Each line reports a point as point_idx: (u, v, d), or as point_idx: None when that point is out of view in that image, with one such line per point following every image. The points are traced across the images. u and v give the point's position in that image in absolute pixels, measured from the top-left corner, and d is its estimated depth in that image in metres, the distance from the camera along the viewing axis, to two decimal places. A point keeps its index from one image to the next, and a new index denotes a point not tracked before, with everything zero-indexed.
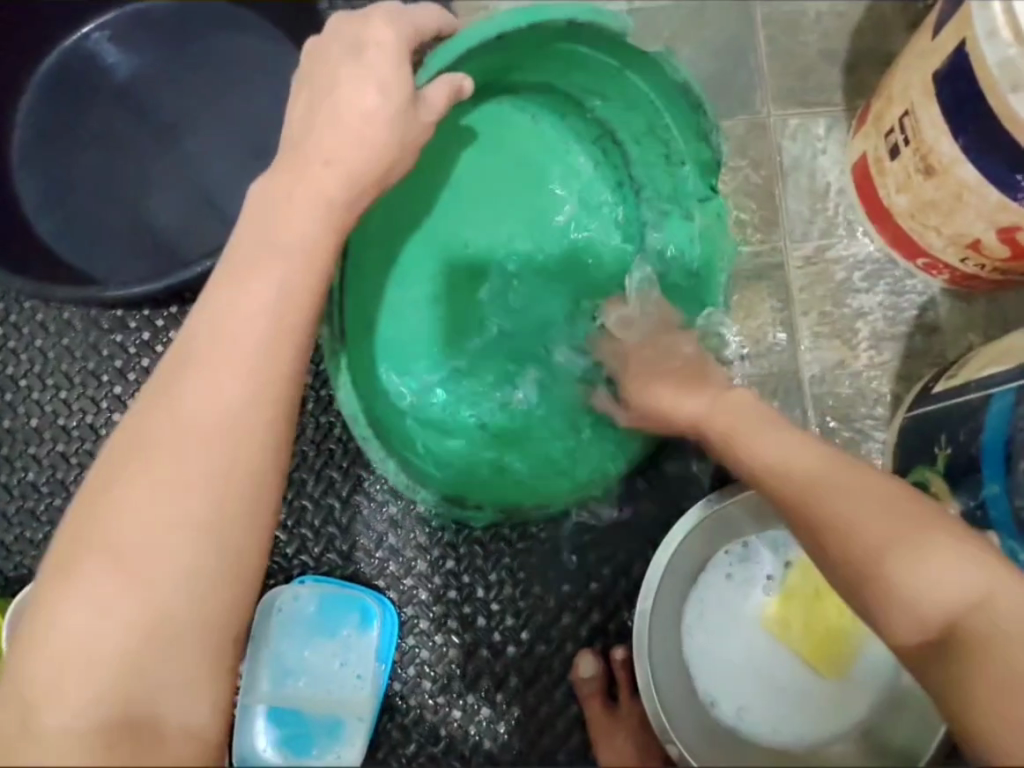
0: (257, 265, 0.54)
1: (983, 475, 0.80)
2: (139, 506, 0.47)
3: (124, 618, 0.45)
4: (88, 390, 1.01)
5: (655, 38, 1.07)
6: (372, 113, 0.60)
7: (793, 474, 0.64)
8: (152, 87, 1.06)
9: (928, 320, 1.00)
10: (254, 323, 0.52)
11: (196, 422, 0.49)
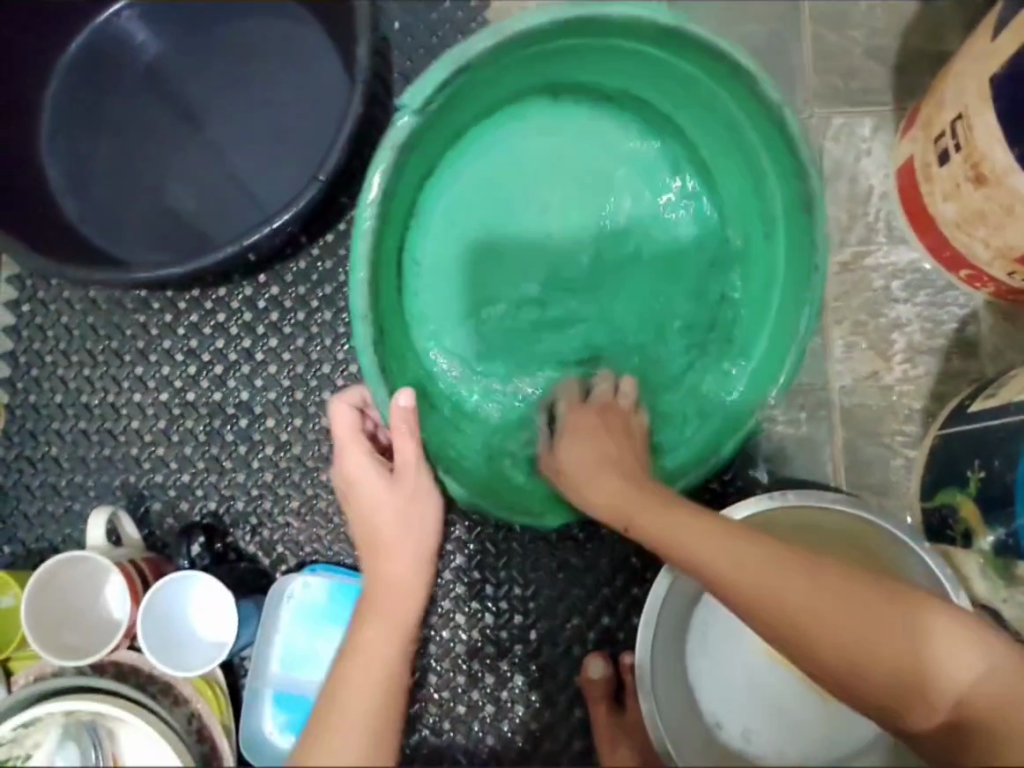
0: (389, 537, 0.68)
1: (1013, 506, 0.78)
2: (386, 624, 0.63)
3: (357, 726, 0.58)
4: (111, 369, 1.02)
5: (696, 29, 1.03)
6: (380, 507, 0.69)
7: (783, 613, 0.64)
8: (180, 67, 1.05)
9: (968, 335, 0.96)
10: (407, 529, 0.68)
11: (396, 586, 0.65)
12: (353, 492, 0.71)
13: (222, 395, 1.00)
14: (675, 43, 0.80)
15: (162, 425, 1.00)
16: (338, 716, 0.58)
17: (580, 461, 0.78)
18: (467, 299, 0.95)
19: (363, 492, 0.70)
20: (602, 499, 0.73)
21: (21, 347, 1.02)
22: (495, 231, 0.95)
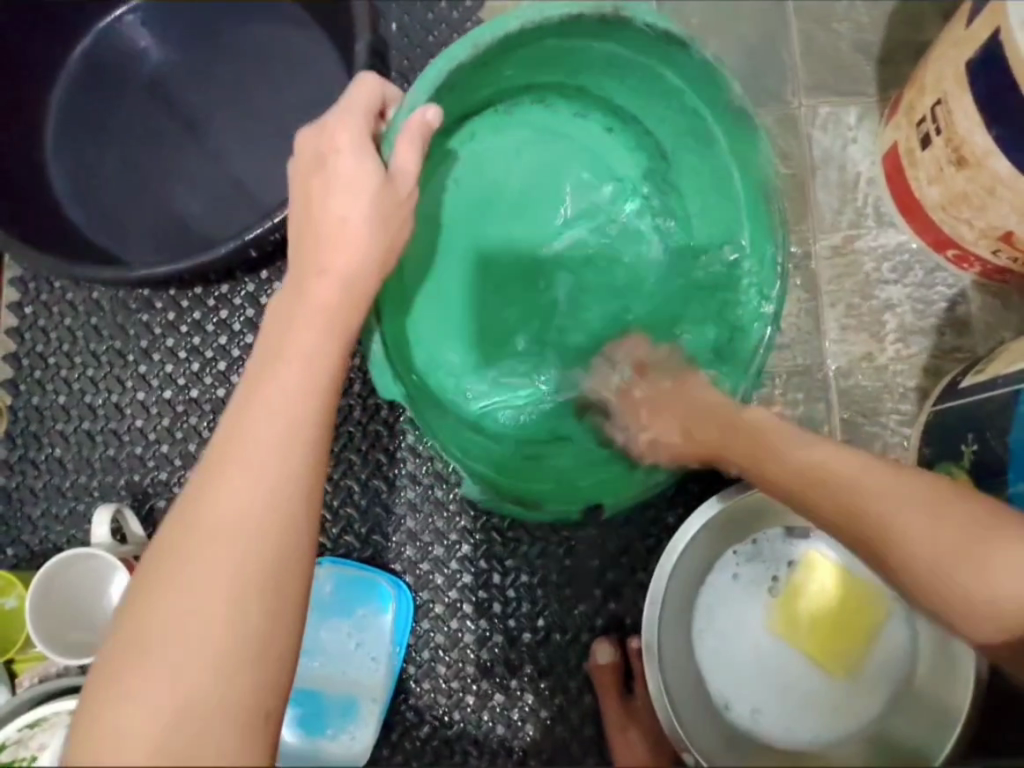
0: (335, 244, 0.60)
1: (1008, 475, 0.80)
2: (296, 360, 0.53)
3: (268, 466, 0.48)
4: (114, 369, 1.02)
5: (684, 27, 1.06)
6: (364, 211, 0.61)
7: (829, 484, 0.66)
8: (180, 72, 1.07)
9: (958, 315, 0.98)
10: (355, 242, 0.60)
11: (318, 320, 0.56)
12: (314, 193, 0.62)
13: (226, 392, 1.01)
14: (688, 70, 0.83)
15: (166, 423, 1.01)
16: (240, 452, 0.48)
17: (673, 408, 0.82)
18: (447, 289, 0.96)
19: (329, 200, 0.62)
20: (707, 429, 0.78)
21: (25, 349, 1.03)
22: (485, 218, 0.97)
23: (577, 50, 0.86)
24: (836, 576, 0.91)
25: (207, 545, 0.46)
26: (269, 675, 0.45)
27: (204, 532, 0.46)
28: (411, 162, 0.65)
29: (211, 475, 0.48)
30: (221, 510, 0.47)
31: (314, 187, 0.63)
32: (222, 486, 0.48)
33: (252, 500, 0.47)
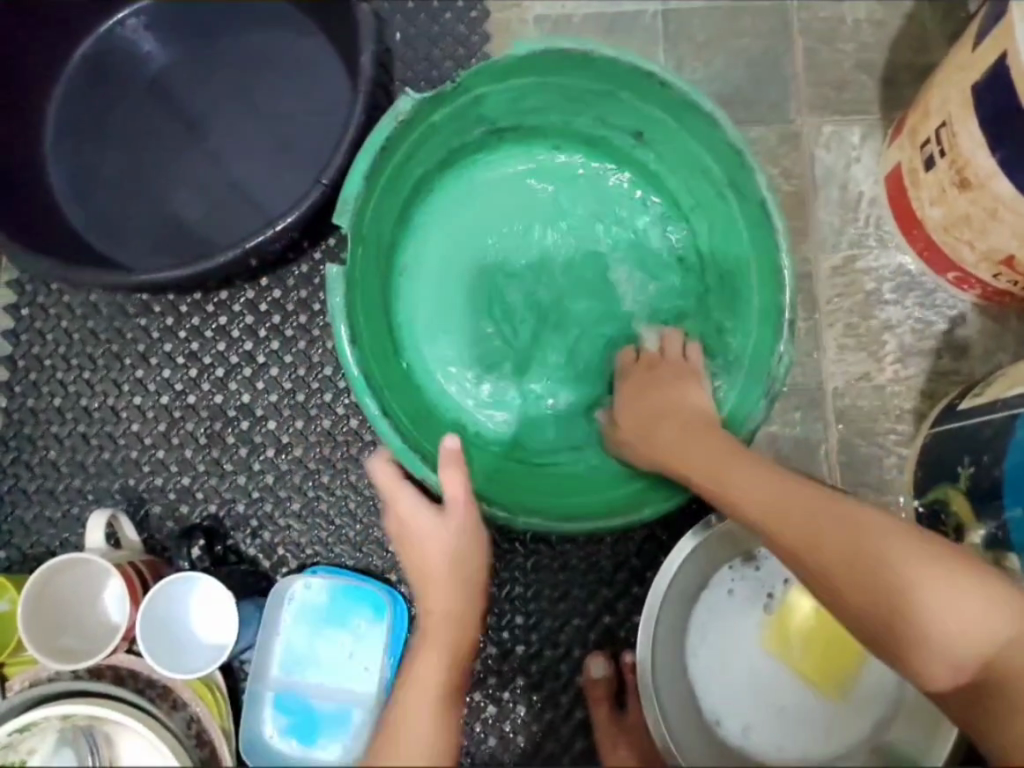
0: (416, 547, 0.70)
1: (1004, 499, 0.80)
2: (420, 666, 0.65)
3: (416, 732, 0.61)
4: (111, 373, 1.02)
5: (688, 43, 1.07)
6: (423, 527, 0.71)
7: (794, 523, 0.67)
8: (182, 75, 1.06)
9: (956, 336, 0.99)
10: (423, 521, 0.71)
11: (427, 571, 0.69)
12: (395, 503, 0.73)
13: (223, 399, 1.01)
14: (680, 113, 0.87)
15: (163, 428, 1.01)
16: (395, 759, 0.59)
17: (657, 419, 0.82)
18: (439, 296, 0.98)
19: (403, 519, 0.72)
20: (692, 456, 0.76)
21: (21, 350, 1.02)
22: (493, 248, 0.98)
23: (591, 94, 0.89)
24: None
25: (421, 687, 0.63)
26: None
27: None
28: (456, 491, 0.71)
29: (395, 735, 0.61)
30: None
31: (408, 508, 0.72)
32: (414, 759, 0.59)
33: (447, 655, 0.65)
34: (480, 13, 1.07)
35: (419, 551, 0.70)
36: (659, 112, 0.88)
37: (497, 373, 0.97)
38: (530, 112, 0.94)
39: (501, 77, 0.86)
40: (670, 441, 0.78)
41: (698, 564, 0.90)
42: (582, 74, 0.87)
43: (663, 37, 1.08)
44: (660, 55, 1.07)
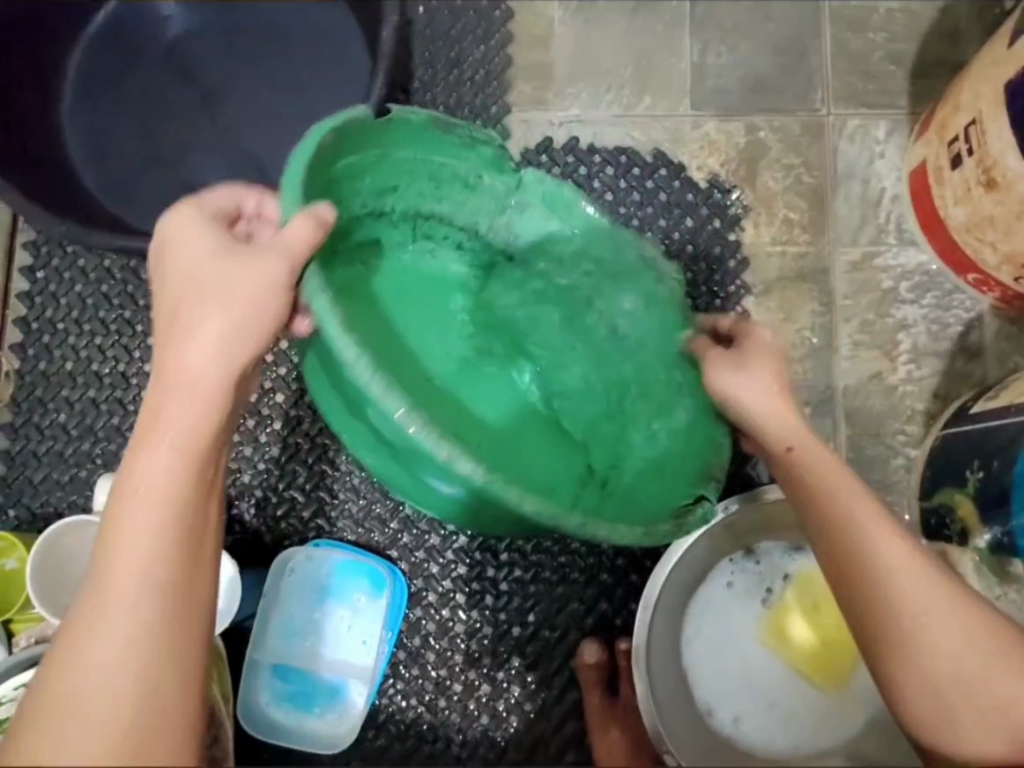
0: (181, 312, 0.54)
1: (1010, 506, 0.77)
2: (164, 459, 0.50)
3: (137, 604, 0.45)
4: (122, 339, 1.03)
5: (716, 28, 1.06)
6: (200, 258, 0.57)
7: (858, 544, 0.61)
8: (202, 40, 1.06)
9: (972, 339, 0.97)
10: (219, 269, 0.55)
11: (180, 369, 0.52)
12: (166, 243, 0.58)
13: None
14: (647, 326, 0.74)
15: None
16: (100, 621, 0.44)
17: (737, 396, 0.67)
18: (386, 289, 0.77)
19: (171, 280, 0.56)
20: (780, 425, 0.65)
21: (34, 312, 1.03)
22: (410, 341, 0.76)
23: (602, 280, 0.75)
24: (831, 594, 0.91)
25: (140, 496, 0.48)
26: (158, 738, 0.42)
27: (106, 578, 0.45)
28: (298, 243, 0.56)
29: (112, 522, 0.48)
30: (103, 602, 0.45)
31: (176, 253, 0.58)
32: (118, 541, 0.47)
33: (185, 453, 0.50)
34: None
35: (170, 288, 0.56)
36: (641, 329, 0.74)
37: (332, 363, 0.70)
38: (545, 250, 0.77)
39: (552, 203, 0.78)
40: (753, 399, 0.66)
41: (695, 559, 0.90)
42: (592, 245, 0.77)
43: (691, 19, 1.06)
44: (685, 38, 1.06)
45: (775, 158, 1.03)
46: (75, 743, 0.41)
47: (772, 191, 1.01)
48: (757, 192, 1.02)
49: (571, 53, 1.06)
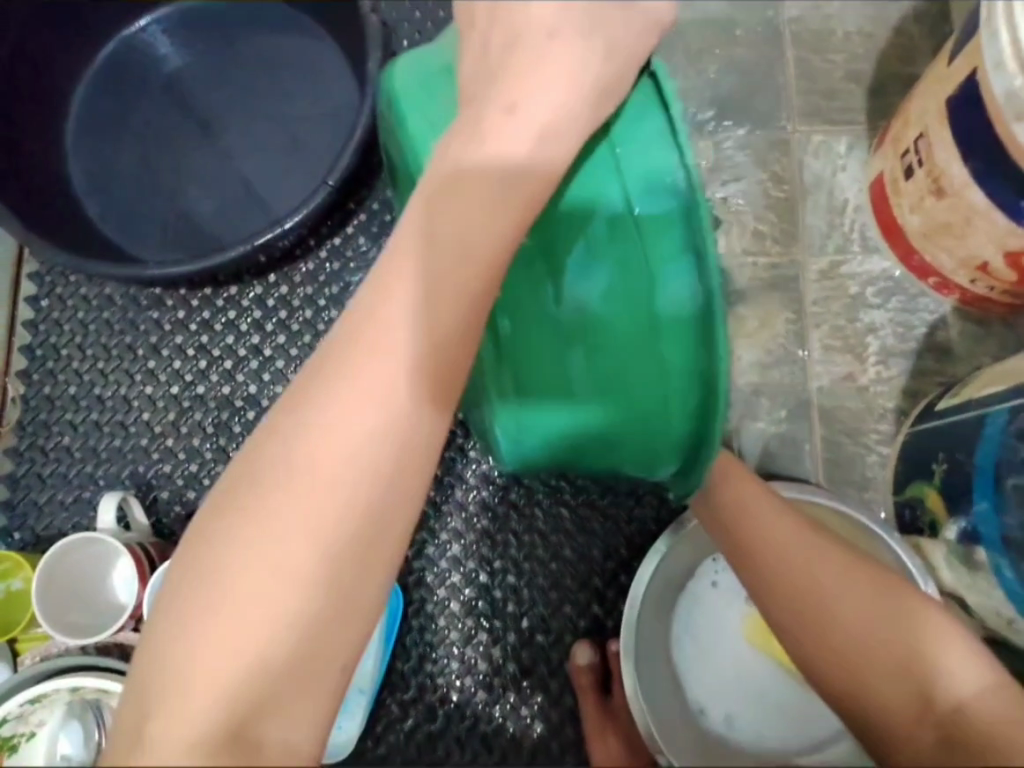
0: (472, 135, 0.50)
1: (973, 494, 0.79)
2: (401, 354, 0.46)
3: (340, 516, 0.44)
4: (124, 363, 1.07)
5: (683, 53, 1.12)
6: (550, 28, 0.51)
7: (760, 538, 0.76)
8: (197, 79, 1.11)
9: (938, 339, 1.02)
10: (537, 79, 0.50)
11: (451, 223, 0.48)
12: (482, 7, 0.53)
13: (230, 389, 1.06)
14: None
15: (171, 417, 1.05)
16: (308, 507, 0.43)
17: None
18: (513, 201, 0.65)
19: (511, 54, 0.51)
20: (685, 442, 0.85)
21: (38, 340, 1.07)
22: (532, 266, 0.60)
23: None
24: None
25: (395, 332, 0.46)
26: (368, 590, 0.45)
27: (341, 411, 0.44)
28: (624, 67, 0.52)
29: (350, 349, 0.46)
30: (331, 437, 0.44)
31: (495, 27, 0.52)
32: (370, 376, 0.45)
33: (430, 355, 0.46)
34: None
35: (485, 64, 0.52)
36: None
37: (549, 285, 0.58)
38: None
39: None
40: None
41: (678, 560, 0.94)
42: None
43: (659, 46, 1.13)
44: (654, 63, 1.12)
45: (744, 174, 1.08)
46: (268, 626, 0.42)
47: (742, 205, 1.07)
48: (727, 206, 1.07)
49: None
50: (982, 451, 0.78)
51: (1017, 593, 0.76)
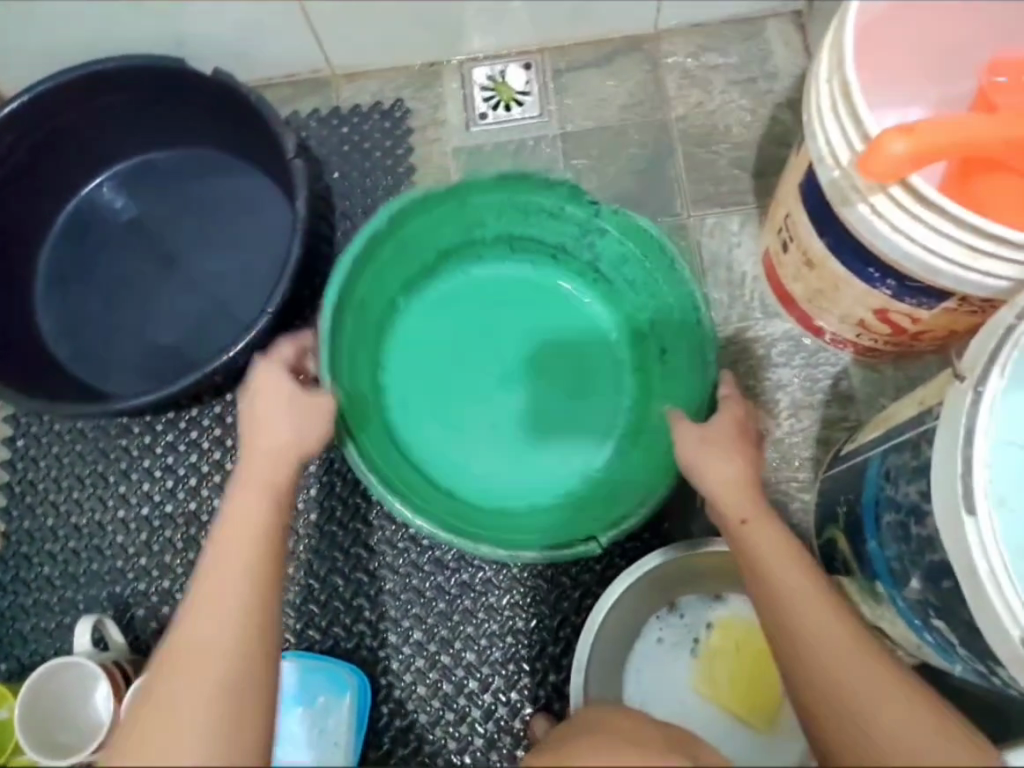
0: (262, 457, 0.85)
1: (864, 532, 0.86)
2: (213, 605, 0.69)
3: (191, 725, 0.60)
4: (97, 491, 1.14)
5: (584, 158, 1.27)
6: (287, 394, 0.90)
7: (771, 584, 0.75)
8: (150, 225, 1.24)
9: (841, 389, 1.11)
10: (282, 410, 0.89)
11: (250, 510, 0.79)
12: (253, 387, 0.91)
13: (197, 504, 1.14)
14: (609, 422, 1.16)
15: (144, 537, 1.13)
16: (166, 730, 0.59)
17: (705, 463, 0.87)
18: (472, 368, 1.17)
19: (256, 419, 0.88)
20: (736, 500, 0.83)
21: (17, 477, 1.15)
22: (477, 409, 1.16)
23: (555, 382, 1.18)
24: (749, 634, 1.02)
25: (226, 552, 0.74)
26: None
27: (172, 672, 0.63)
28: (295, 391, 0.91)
29: (181, 631, 0.67)
30: (187, 673, 0.63)
31: (261, 405, 0.89)
32: (216, 596, 0.69)
33: (245, 592, 0.71)
34: (407, 166, 1.29)
35: (250, 424, 0.89)
36: (596, 425, 1.16)
37: (451, 426, 1.16)
38: (542, 339, 1.19)
39: (626, 235, 1.08)
40: (724, 480, 0.85)
41: (625, 619, 0.99)
42: (554, 364, 1.18)
43: (562, 154, 1.27)
44: (560, 171, 1.27)
45: None
46: None
47: None
48: None
49: None
50: (864, 492, 0.86)
51: (909, 619, 0.83)
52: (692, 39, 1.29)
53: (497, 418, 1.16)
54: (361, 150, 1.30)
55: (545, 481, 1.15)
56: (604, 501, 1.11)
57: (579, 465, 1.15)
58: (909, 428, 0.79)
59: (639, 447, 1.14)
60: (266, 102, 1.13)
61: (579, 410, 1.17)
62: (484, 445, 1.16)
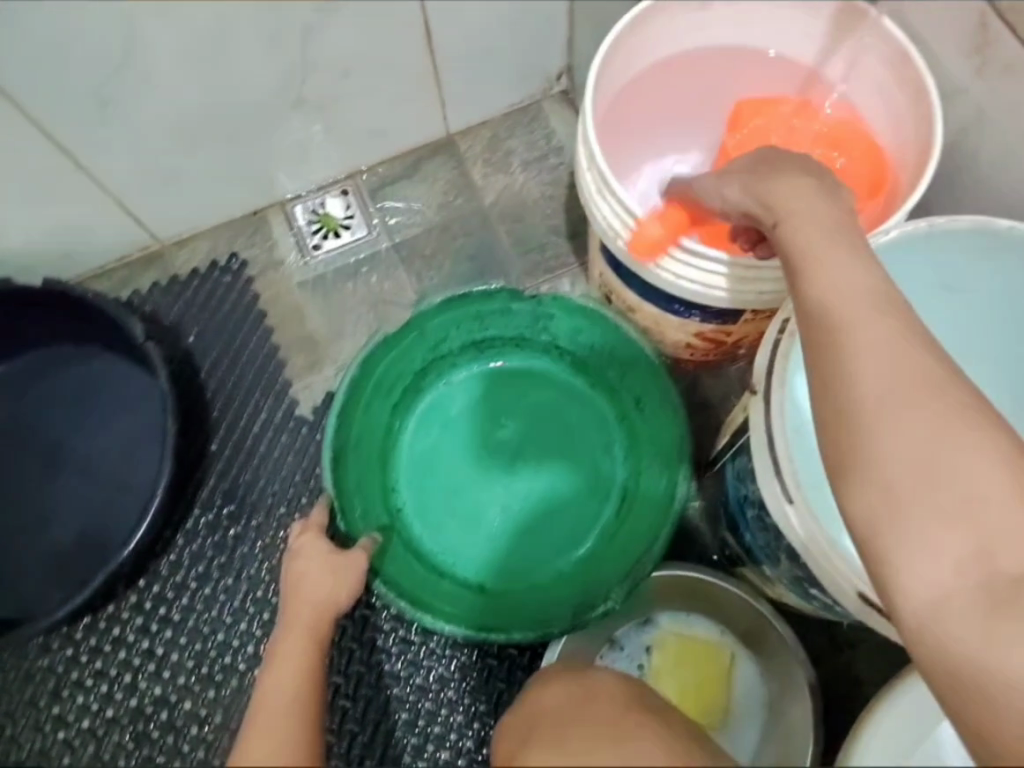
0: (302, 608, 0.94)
1: (740, 528, 0.98)
2: (273, 713, 0.74)
3: None
4: (31, 720, 1.14)
5: (420, 260, 1.38)
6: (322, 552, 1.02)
7: (877, 361, 0.59)
8: (16, 437, 1.24)
9: (695, 401, 1.25)
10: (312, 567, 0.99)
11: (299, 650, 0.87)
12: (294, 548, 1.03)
13: (138, 698, 1.15)
14: (599, 478, 1.21)
15: (92, 749, 1.13)
16: None
17: (822, 233, 0.65)
18: (460, 460, 1.22)
19: (293, 576, 0.98)
20: (856, 292, 0.61)
21: None
22: (476, 498, 1.20)
23: (540, 454, 1.22)
24: (684, 646, 1.11)
25: (276, 691, 0.78)
26: None
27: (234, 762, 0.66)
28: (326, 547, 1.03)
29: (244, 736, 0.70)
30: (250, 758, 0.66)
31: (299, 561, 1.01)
32: (272, 711, 0.74)
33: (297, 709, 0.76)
34: (257, 312, 1.35)
35: (291, 583, 0.98)
36: (586, 485, 1.21)
37: (451, 525, 1.19)
38: (523, 415, 1.24)
39: (571, 314, 1.19)
40: (854, 276, 0.62)
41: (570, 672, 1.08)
42: (534, 440, 1.23)
43: (399, 262, 1.38)
44: (401, 277, 1.37)
45: None
46: None
47: None
48: None
49: (322, 322, 1.35)
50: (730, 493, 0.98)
51: (797, 591, 0.93)
52: (482, 132, 1.43)
53: (490, 504, 1.20)
54: (211, 308, 1.35)
55: (554, 549, 1.18)
56: (611, 557, 1.15)
57: (582, 526, 1.19)
58: (745, 432, 0.92)
59: (640, 491, 1.18)
60: (104, 297, 1.17)
61: (569, 474, 1.21)
62: (483, 534, 1.19)
